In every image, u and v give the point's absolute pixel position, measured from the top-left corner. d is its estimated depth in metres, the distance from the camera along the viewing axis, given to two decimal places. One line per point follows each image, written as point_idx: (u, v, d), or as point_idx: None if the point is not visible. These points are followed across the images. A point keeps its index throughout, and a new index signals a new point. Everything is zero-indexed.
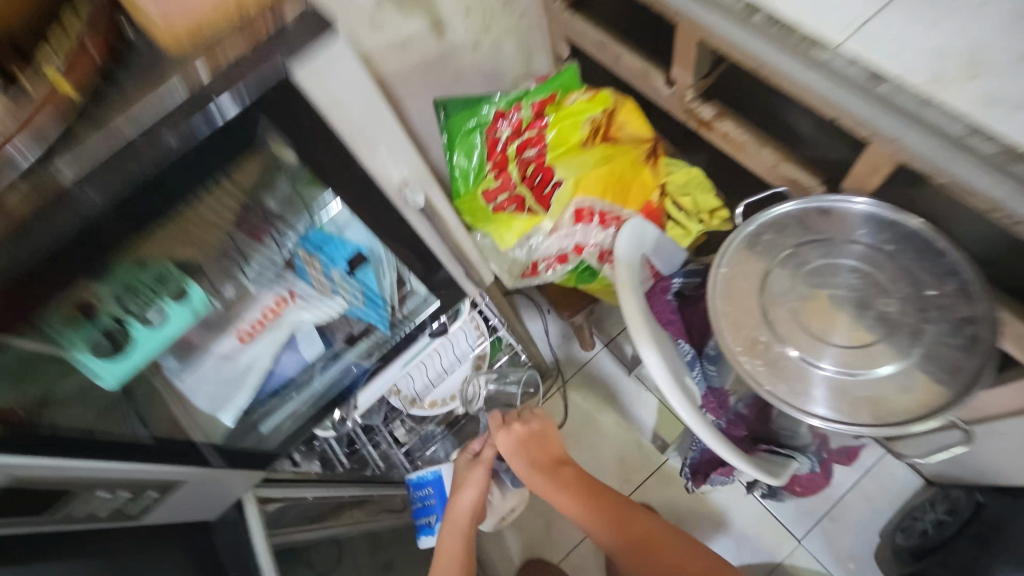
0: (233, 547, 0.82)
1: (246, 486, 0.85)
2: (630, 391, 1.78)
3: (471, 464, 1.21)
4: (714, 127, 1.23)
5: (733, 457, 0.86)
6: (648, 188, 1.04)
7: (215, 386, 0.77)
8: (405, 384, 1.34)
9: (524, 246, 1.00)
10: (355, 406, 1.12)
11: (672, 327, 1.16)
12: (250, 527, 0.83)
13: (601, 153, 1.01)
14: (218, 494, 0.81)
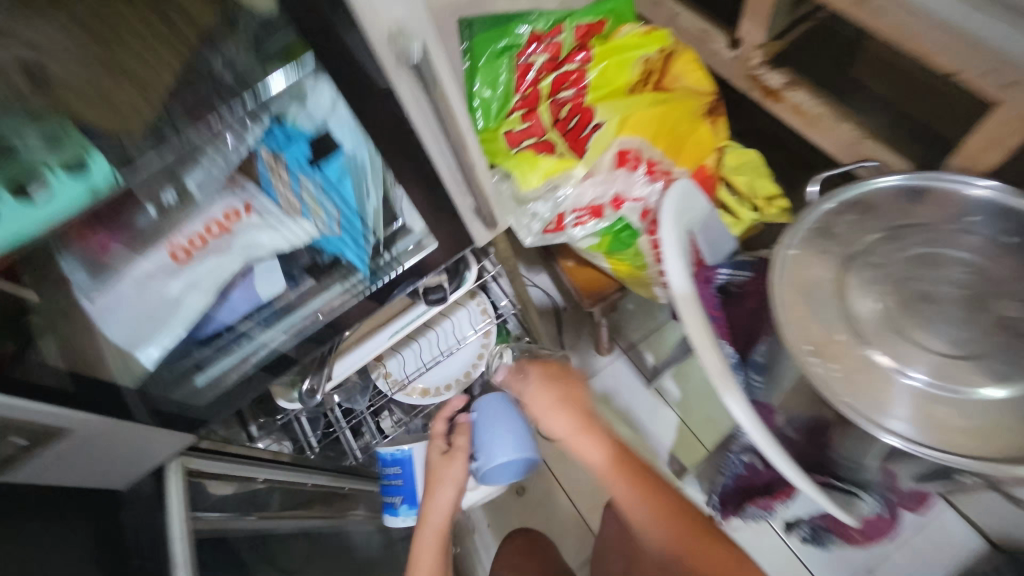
0: (142, 527, 0.64)
1: (171, 452, 0.67)
2: (647, 405, 1.59)
3: (446, 458, 1.01)
4: (782, 98, 1.05)
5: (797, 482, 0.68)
6: (704, 148, 0.86)
7: (134, 316, 0.58)
8: (395, 364, 1.21)
9: (550, 198, 0.80)
10: (330, 377, 0.95)
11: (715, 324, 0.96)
12: (168, 504, 0.65)
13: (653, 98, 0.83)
14: (131, 458, 0.63)
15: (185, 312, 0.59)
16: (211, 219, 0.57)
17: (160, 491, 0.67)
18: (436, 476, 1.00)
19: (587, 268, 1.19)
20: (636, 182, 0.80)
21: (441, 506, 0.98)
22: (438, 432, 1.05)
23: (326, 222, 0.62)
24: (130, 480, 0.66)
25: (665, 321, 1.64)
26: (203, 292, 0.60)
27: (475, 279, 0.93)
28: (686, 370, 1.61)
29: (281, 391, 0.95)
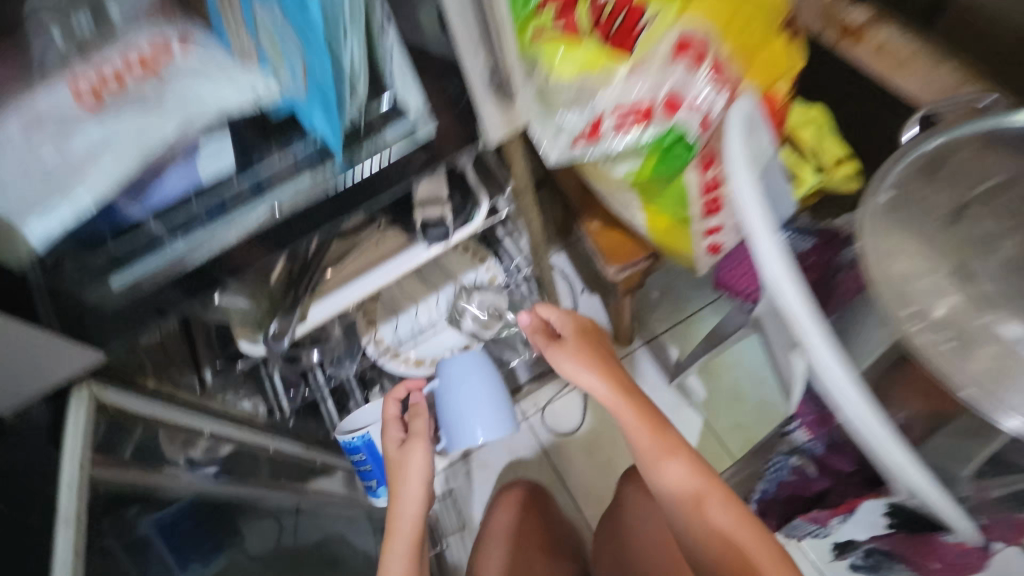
0: (25, 467, 0.50)
1: (78, 374, 0.53)
2: (668, 403, 1.41)
3: (405, 448, 0.86)
4: (865, 38, 0.87)
5: (899, 452, 0.50)
6: (779, 63, 0.69)
7: (22, 172, 0.42)
8: (386, 326, 1.05)
9: (582, 102, 0.60)
10: (302, 317, 0.79)
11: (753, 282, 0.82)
12: (62, 443, 0.52)
13: None
14: (13, 374, 0.49)
15: (93, 172, 0.43)
16: (134, 52, 0.44)
17: (56, 423, 0.53)
18: (398, 470, 0.85)
19: (616, 230, 1.02)
20: (698, 82, 0.60)
21: (411, 503, 0.83)
22: (390, 418, 0.91)
23: (288, 78, 0.45)
24: (21, 405, 0.52)
25: (693, 312, 1.46)
26: (124, 156, 0.43)
27: (484, 219, 0.77)
28: (714, 368, 1.42)
29: (243, 333, 0.80)
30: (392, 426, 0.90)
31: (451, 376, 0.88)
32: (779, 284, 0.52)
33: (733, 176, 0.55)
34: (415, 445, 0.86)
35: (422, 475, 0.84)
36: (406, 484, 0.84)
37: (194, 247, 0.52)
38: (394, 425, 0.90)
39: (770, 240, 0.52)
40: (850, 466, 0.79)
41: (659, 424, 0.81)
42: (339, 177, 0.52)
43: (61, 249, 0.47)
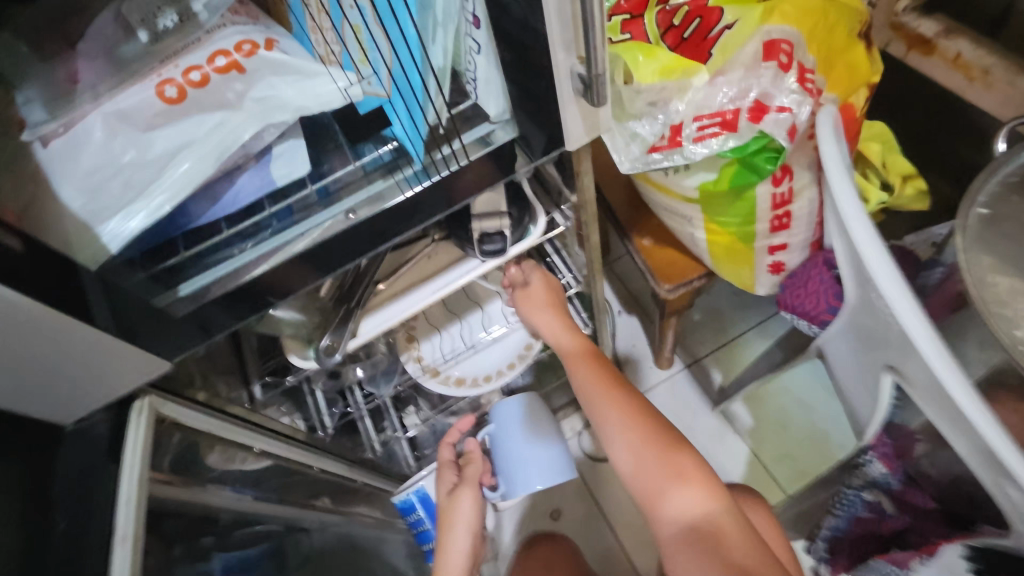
0: (83, 480, 0.47)
1: (136, 384, 0.49)
2: (712, 431, 1.35)
3: (454, 496, 0.85)
4: (936, 49, 0.85)
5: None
6: (860, 73, 0.67)
7: (106, 170, 0.41)
8: (430, 345, 1.02)
9: (655, 109, 0.60)
10: (352, 334, 0.75)
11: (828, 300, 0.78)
12: (121, 457, 0.48)
13: None
14: (78, 383, 0.46)
15: (172, 175, 0.41)
16: (220, 51, 0.42)
17: (116, 435, 0.49)
18: (448, 519, 0.83)
19: (667, 248, 0.99)
20: (786, 87, 0.58)
21: (457, 554, 0.80)
22: (445, 462, 0.90)
23: (371, 79, 0.44)
24: (78, 416, 0.49)
25: (738, 336, 1.41)
26: (204, 158, 0.42)
27: (542, 233, 0.74)
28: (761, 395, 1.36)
29: (294, 347, 0.77)
30: (448, 470, 0.89)
31: (501, 419, 0.85)
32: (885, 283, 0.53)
33: (831, 183, 0.56)
34: (464, 491, 0.84)
35: (470, 525, 0.82)
36: (454, 537, 0.82)
37: (267, 253, 0.50)
38: (449, 468, 0.89)
39: (874, 241, 0.54)
40: (928, 501, 0.74)
41: (679, 445, 0.71)
42: (410, 186, 0.50)
43: (133, 254, 0.45)
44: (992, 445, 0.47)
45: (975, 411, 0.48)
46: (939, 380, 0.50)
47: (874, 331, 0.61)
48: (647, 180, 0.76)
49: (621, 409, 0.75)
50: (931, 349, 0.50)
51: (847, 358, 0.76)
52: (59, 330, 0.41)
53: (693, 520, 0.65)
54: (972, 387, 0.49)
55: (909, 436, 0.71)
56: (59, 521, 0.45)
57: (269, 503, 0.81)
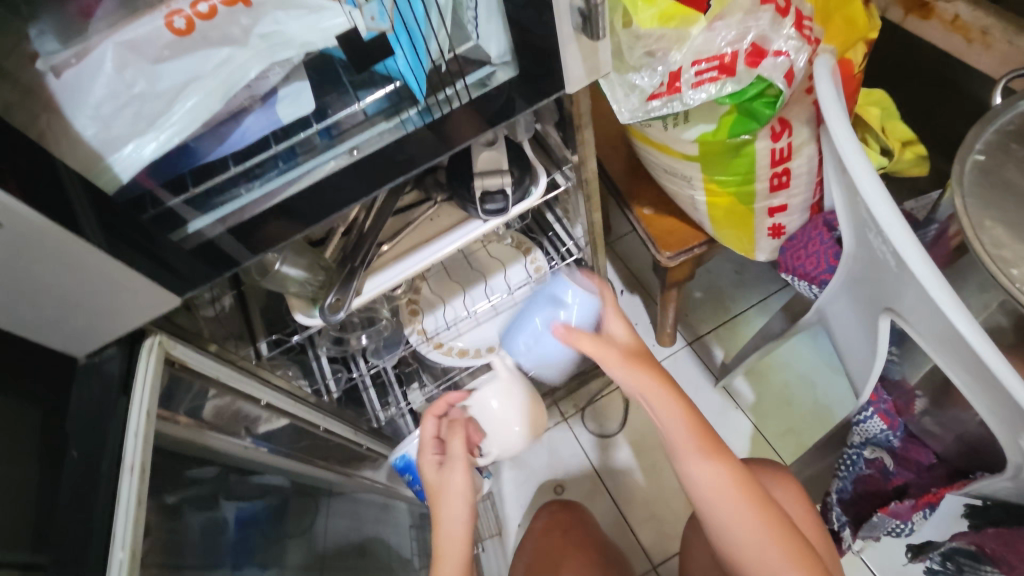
0: (93, 410, 0.49)
1: (143, 318, 0.51)
2: (712, 407, 1.35)
3: (444, 472, 0.77)
4: (933, 13, 0.86)
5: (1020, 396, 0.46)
6: (854, 27, 0.68)
7: (118, 99, 0.42)
8: (430, 317, 1.04)
9: (654, 60, 0.62)
10: (357, 292, 0.76)
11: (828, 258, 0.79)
12: (133, 392, 0.50)
13: None
14: (92, 315, 0.48)
15: (178, 112, 0.43)
16: None
17: (128, 371, 0.51)
18: (437, 493, 0.75)
19: (666, 216, 1.00)
20: (783, 32, 0.59)
21: (453, 534, 0.71)
22: (427, 439, 0.81)
23: (376, 15, 0.44)
24: (89, 346, 0.50)
25: (739, 314, 1.41)
26: (211, 94, 0.43)
27: (543, 192, 0.75)
28: (762, 370, 1.36)
29: (299, 305, 0.78)
30: (430, 447, 0.80)
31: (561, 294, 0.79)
32: (885, 221, 0.53)
33: (829, 122, 0.57)
34: (457, 466, 0.76)
35: (466, 495, 0.74)
36: (449, 507, 0.73)
37: (274, 190, 0.52)
38: (430, 446, 0.80)
39: (875, 185, 0.54)
40: (931, 456, 0.76)
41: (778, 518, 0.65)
42: (412, 128, 0.52)
43: (145, 189, 0.46)
44: (994, 367, 0.47)
45: (980, 341, 0.47)
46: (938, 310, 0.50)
47: (872, 275, 0.62)
48: (646, 139, 0.77)
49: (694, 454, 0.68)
50: (935, 281, 0.50)
51: (844, 315, 0.77)
52: (74, 256, 0.43)
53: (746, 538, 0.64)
54: (971, 314, 0.49)
55: (909, 392, 0.74)
56: (72, 450, 0.47)
57: (281, 459, 0.83)
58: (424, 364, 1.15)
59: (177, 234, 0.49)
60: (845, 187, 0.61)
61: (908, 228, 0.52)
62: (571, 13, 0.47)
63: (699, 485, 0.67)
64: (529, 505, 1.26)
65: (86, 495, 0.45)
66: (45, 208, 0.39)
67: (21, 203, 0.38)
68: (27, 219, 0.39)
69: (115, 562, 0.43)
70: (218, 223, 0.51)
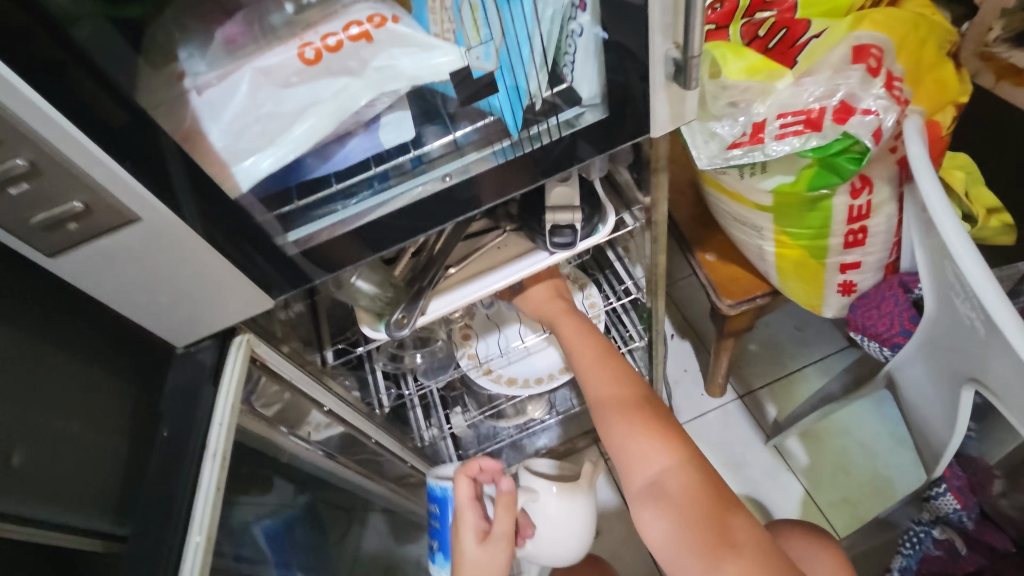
0: (184, 395, 0.53)
1: (235, 314, 0.54)
2: (763, 465, 1.29)
3: (484, 548, 0.74)
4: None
5: None
6: (944, 93, 0.68)
7: (247, 116, 0.46)
8: (481, 345, 1.04)
9: (737, 110, 0.64)
10: (423, 311, 0.79)
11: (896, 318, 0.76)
12: (220, 383, 0.53)
13: (901, 15, 0.65)
14: (194, 306, 0.52)
15: (298, 130, 0.47)
16: (353, 21, 0.47)
17: (219, 364, 0.55)
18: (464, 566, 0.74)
19: (730, 264, 0.99)
20: (872, 92, 0.60)
21: None
22: (465, 503, 0.78)
23: (481, 56, 0.49)
24: (186, 334, 0.54)
25: (796, 370, 1.36)
26: (325, 118, 0.47)
27: (609, 232, 0.76)
28: (819, 433, 1.30)
29: (365, 318, 0.81)
30: (471, 511, 0.77)
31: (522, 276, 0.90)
32: (977, 282, 0.51)
33: (917, 178, 0.57)
34: (498, 544, 0.74)
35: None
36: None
37: (367, 210, 0.55)
38: (471, 509, 0.77)
39: (969, 248, 0.52)
40: (1008, 543, 0.69)
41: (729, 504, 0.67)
42: (500, 160, 0.55)
43: (255, 200, 0.50)
44: None
45: None
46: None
47: (956, 341, 0.59)
48: (719, 187, 0.78)
49: (629, 418, 0.74)
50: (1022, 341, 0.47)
51: (919, 383, 0.73)
52: (189, 249, 0.47)
53: (680, 504, 0.66)
54: None
55: (985, 470, 0.69)
56: (163, 431, 0.51)
57: (328, 461, 0.85)
58: (470, 390, 1.14)
59: (280, 242, 0.53)
60: (930, 248, 0.60)
61: (994, 283, 0.51)
62: (664, 62, 0.49)
63: (630, 452, 0.72)
64: None
65: (171, 476, 0.48)
66: (176, 205, 0.45)
67: (154, 197, 0.43)
68: (160, 214, 0.44)
69: (190, 545, 0.45)
70: (294, 245, 0.53)
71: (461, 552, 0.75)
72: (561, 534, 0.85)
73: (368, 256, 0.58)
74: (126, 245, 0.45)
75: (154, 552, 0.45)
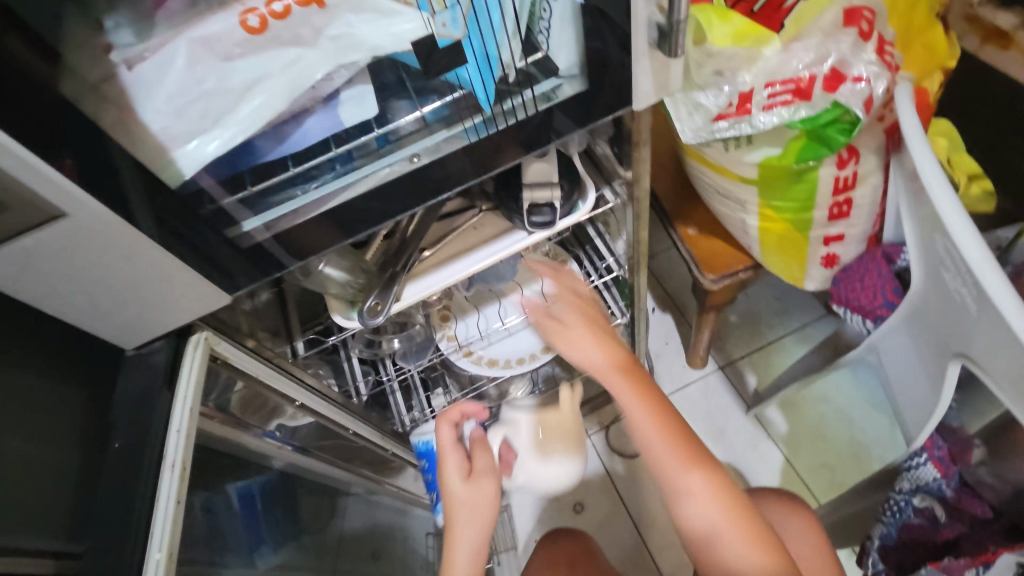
0: (137, 400, 0.49)
1: (190, 310, 0.50)
2: (744, 434, 1.30)
3: (473, 488, 0.72)
4: None
5: None
6: (932, 57, 0.66)
7: (188, 95, 0.41)
8: (460, 327, 1.01)
9: (722, 79, 0.61)
10: (397, 297, 0.75)
11: (878, 290, 0.75)
12: (177, 386, 0.50)
13: None
14: (142, 304, 0.48)
15: (245, 110, 0.43)
16: None
17: (173, 364, 0.51)
18: (454, 509, 0.71)
19: (712, 238, 0.97)
20: (864, 57, 0.58)
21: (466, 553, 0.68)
22: (447, 446, 0.76)
23: (447, 22, 0.43)
24: (136, 335, 0.50)
25: (775, 341, 1.37)
26: (275, 94, 0.43)
27: (590, 209, 0.72)
28: (798, 402, 1.32)
29: (337, 306, 0.76)
30: (453, 453, 0.75)
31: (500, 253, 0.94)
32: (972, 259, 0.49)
33: (910, 149, 0.55)
34: (485, 478, 0.73)
35: (488, 515, 0.71)
36: (467, 527, 0.69)
37: (330, 195, 0.51)
38: (454, 453, 0.75)
39: (962, 221, 0.50)
40: (986, 510, 0.71)
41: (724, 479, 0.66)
42: (472, 138, 0.51)
43: (206, 187, 0.45)
44: None
45: None
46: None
47: (944, 315, 0.58)
48: (701, 159, 0.75)
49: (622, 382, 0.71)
50: (1016, 317, 0.46)
51: (902, 356, 0.73)
52: (129, 244, 0.43)
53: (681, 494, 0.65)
54: None
55: (964, 441, 0.71)
56: (115, 442, 0.48)
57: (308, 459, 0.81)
58: (451, 370, 1.12)
59: (233, 231, 0.48)
60: (921, 222, 0.58)
61: (990, 261, 0.49)
62: (648, 27, 0.46)
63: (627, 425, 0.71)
64: (548, 522, 1.23)
65: (125, 491, 0.45)
66: (108, 197, 0.40)
67: (80, 188, 0.39)
68: (92, 208, 0.40)
69: (150, 563, 0.42)
70: (263, 229, 0.50)
71: (448, 493, 0.73)
72: (546, 481, 0.86)
73: (333, 243, 0.54)
74: (53, 242, 0.40)
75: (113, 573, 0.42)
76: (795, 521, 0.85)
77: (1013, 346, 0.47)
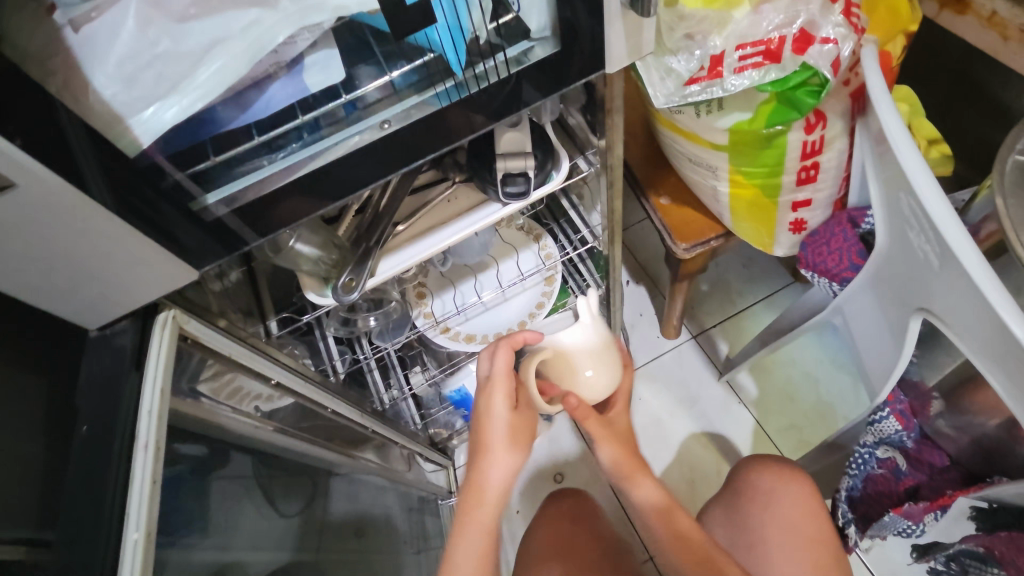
0: (103, 383, 0.48)
1: (156, 289, 0.48)
2: (717, 400, 1.34)
3: (518, 415, 0.76)
4: (969, 8, 0.84)
5: None
6: (897, 20, 0.67)
7: (140, 58, 0.39)
8: (438, 303, 1.01)
9: (693, 43, 0.61)
10: (372, 272, 0.73)
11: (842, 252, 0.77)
12: (146, 367, 0.48)
13: None
14: (105, 283, 0.46)
15: (203, 75, 0.40)
16: None
17: (141, 346, 0.50)
18: (494, 434, 0.75)
19: (684, 207, 0.98)
20: (832, 19, 0.59)
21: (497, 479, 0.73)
22: (501, 372, 0.76)
23: None
24: (100, 314, 0.48)
25: (745, 308, 1.40)
26: (236, 57, 0.40)
27: (564, 178, 0.72)
28: (767, 365, 1.36)
29: (311, 284, 0.75)
30: (507, 381, 0.76)
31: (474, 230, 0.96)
32: (934, 212, 0.51)
33: (876, 107, 0.56)
34: (525, 409, 0.78)
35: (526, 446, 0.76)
36: (506, 452, 0.74)
37: (298, 163, 0.50)
38: (506, 382, 0.76)
39: (924, 175, 0.52)
40: (944, 458, 0.76)
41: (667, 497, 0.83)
42: (443, 104, 0.50)
43: (161, 161, 0.43)
44: None
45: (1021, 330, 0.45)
46: (983, 302, 0.48)
47: (908, 273, 0.61)
48: (673, 127, 0.75)
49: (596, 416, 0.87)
50: (973, 266, 0.48)
51: (867, 317, 0.75)
52: (87, 219, 0.41)
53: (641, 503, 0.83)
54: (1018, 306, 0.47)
55: (925, 394, 0.74)
56: (82, 425, 0.46)
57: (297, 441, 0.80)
58: (428, 348, 1.12)
59: (196, 204, 0.47)
60: (885, 181, 0.60)
61: (952, 214, 0.51)
62: None
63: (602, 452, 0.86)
64: (530, 495, 1.25)
65: (96, 475, 0.44)
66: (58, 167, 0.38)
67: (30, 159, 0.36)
68: (44, 179, 0.37)
69: (128, 543, 0.42)
70: (221, 205, 0.48)
71: (493, 419, 0.75)
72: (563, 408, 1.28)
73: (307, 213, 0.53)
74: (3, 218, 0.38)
75: (88, 555, 0.41)
76: (789, 493, 0.88)
77: (974, 295, 0.49)
